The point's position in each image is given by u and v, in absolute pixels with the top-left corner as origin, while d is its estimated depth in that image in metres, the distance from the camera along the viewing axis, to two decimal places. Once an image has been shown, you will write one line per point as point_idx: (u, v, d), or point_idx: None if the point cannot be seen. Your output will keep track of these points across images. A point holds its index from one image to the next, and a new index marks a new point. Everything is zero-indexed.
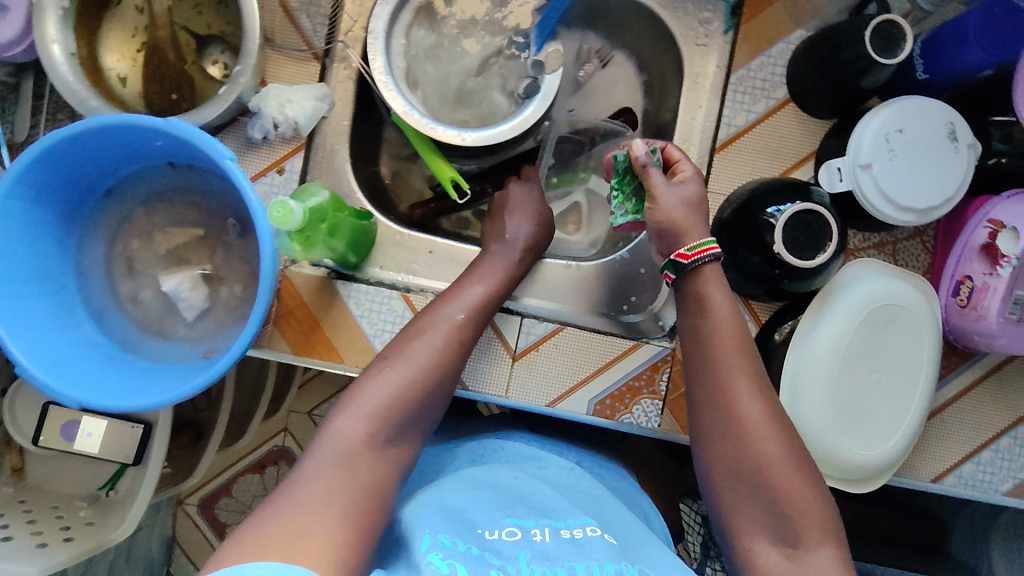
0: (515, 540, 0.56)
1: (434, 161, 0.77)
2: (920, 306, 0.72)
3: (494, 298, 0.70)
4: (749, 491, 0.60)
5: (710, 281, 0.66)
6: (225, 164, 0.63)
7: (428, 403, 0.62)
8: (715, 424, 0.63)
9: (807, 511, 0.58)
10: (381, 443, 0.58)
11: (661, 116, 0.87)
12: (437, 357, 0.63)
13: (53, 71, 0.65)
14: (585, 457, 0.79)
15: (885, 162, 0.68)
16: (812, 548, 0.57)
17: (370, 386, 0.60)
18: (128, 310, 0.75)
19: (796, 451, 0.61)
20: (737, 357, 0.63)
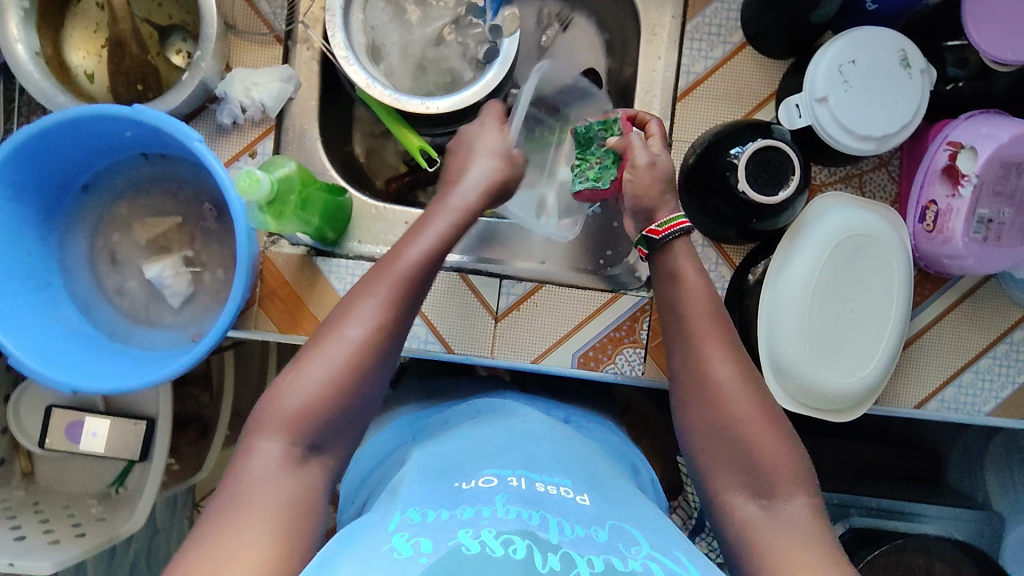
0: (491, 488, 0.51)
1: (401, 132, 0.79)
2: (885, 234, 0.73)
3: (439, 256, 0.67)
4: (721, 455, 0.61)
5: (682, 254, 0.67)
6: (194, 146, 0.65)
7: (366, 381, 0.61)
8: (693, 390, 0.63)
9: (783, 474, 0.59)
10: (309, 434, 0.58)
11: (625, 73, 0.88)
12: (367, 331, 0.61)
13: (20, 71, 0.67)
14: (573, 414, 0.78)
15: (840, 94, 0.70)
16: (786, 501, 0.58)
17: (301, 378, 0.59)
18: (114, 301, 0.77)
19: (773, 415, 0.61)
20: (710, 325, 0.64)
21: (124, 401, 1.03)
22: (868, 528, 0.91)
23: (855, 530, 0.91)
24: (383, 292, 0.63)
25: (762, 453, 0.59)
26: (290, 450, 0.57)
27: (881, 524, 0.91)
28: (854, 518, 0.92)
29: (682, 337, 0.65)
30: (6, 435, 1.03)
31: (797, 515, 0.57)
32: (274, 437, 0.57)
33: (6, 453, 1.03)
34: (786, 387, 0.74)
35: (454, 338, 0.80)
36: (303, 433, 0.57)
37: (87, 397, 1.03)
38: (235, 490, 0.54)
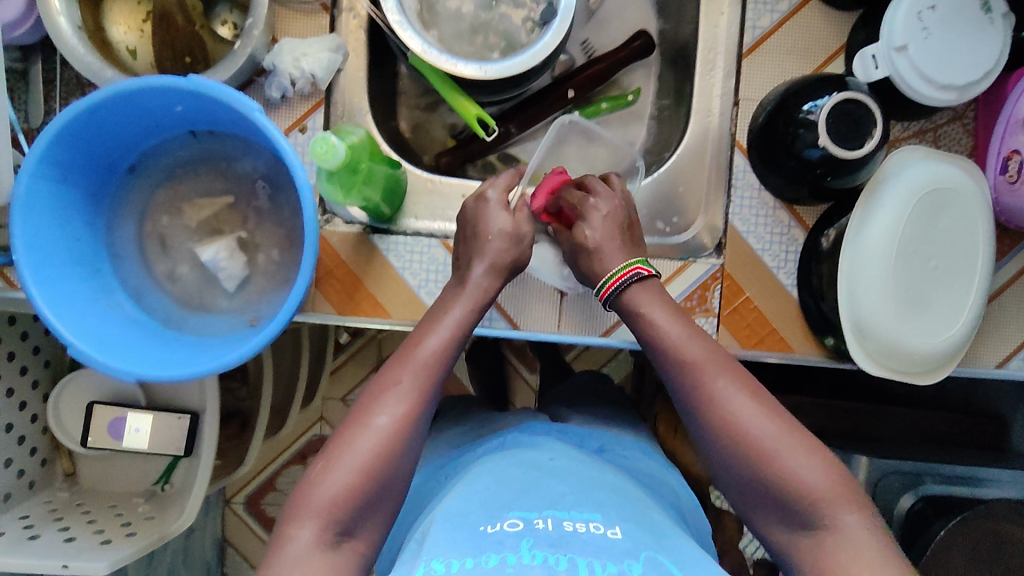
0: (516, 532, 0.52)
1: (457, 100, 0.77)
2: (966, 187, 0.71)
3: (456, 334, 0.64)
4: (754, 499, 0.58)
5: (647, 297, 0.66)
6: (253, 117, 0.62)
7: (399, 466, 0.58)
8: (711, 435, 0.59)
9: (834, 497, 0.55)
10: (344, 521, 0.55)
11: (680, 34, 0.85)
12: (396, 419, 0.58)
13: (63, 44, 0.64)
14: (608, 440, 0.77)
15: (920, 42, 0.66)
16: (840, 524, 0.54)
17: (331, 467, 0.56)
18: (166, 287, 0.74)
19: (809, 438, 0.58)
20: (717, 362, 0.61)
21: (166, 396, 1.00)
22: (942, 496, 0.88)
23: (927, 500, 0.88)
24: (406, 376, 0.60)
25: (801, 482, 0.55)
26: (323, 536, 0.54)
27: (955, 492, 0.88)
28: (928, 485, 0.89)
29: (681, 381, 0.62)
30: (47, 435, 1.00)
31: (854, 536, 0.53)
32: (308, 524, 0.54)
33: (47, 454, 1.00)
34: (867, 349, 0.72)
35: (519, 315, 0.77)
36: (338, 522, 0.54)
37: (128, 393, 1.00)
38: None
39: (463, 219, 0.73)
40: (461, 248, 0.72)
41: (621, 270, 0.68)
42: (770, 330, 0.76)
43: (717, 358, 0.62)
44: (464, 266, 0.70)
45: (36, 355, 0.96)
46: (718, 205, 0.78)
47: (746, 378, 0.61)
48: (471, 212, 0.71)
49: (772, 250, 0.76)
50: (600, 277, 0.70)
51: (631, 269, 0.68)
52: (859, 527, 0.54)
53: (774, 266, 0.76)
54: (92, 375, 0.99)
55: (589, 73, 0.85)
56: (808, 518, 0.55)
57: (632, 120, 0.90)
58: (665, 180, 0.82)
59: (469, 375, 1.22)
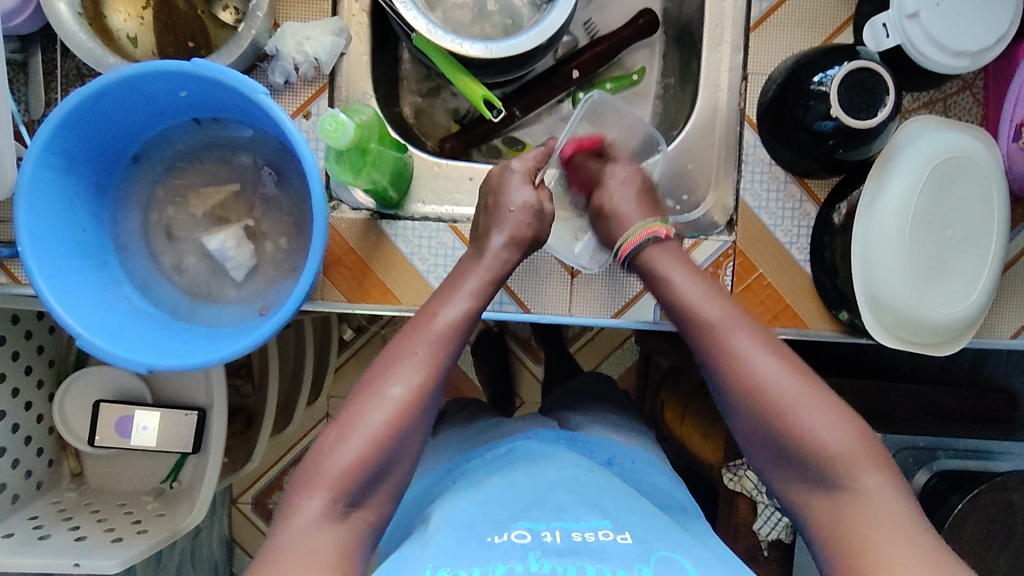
0: (524, 543, 0.53)
1: (462, 82, 0.75)
2: (981, 157, 0.70)
3: (475, 306, 0.64)
4: (771, 455, 0.59)
5: (659, 253, 0.67)
6: (260, 100, 0.61)
7: (409, 435, 0.58)
8: (726, 387, 0.60)
9: (852, 452, 0.55)
10: (352, 491, 0.55)
11: (683, 11, 0.85)
12: (410, 390, 0.58)
13: (65, 33, 0.62)
14: (617, 453, 0.75)
15: (932, 9, 0.66)
16: (862, 478, 0.55)
17: (344, 439, 0.56)
18: (173, 278, 0.73)
19: (828, 397, 0.58)
20: (736, 319, 0.62)
21: (173, 392, 0.99)
22: (955, 471, 0.89)
23: (941, 475, 0.89)
24: (421, 347, 0.60)
25: (820, 438, 0.56)
26: (332, 507, 0.54)
27: (968, 466, 0.89)
28: (940, 461, 0.90)
29: (699, 337, 0.62)
30: (54, 436, 0.99)
31: (873, 495, 0.54)
32: (318, 494, 0.54)
33: (54, 454, 0.99)
34: (882, 321, 0.71)
35: (530, 298, 0.76)
36: (348, 491, 0.55)
37: (135, 391, 0.99)
38: (273, 546, 0.52)
39: (487, 188, 0.72)
40: (473, 233, 0.71)
41: (637, 232, 0.69)
42: (783, 307, 0.76)
43: (736, 316, 0.62)
44: (475, 248, 0.69)
45: (40, 355, 0.95)
46: (729, 181, 0.78)
47: (765, 335, 0.62)
48: (495, 182, 0.70)
49: (784, 225, 0.75)
50: (618, 236, 0.70)
51: (650, 228, 0.68)
52: (881, 489, 0.54)
53: (786, 242, 0.76)
54: (97, 374, 0.98)
55: (593, 53, 0.84)
56: (827, 475, 0.55)
57: (637, 101, 0.89)
58: (674, 159, 0.81)
59: (476, 365, 1.22)
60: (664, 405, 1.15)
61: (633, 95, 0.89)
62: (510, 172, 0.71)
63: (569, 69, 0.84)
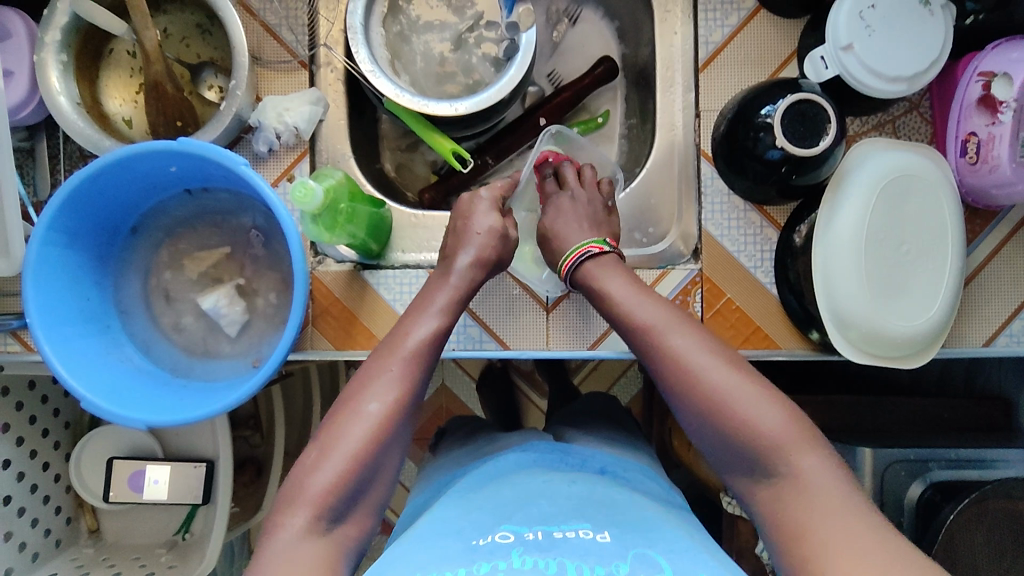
0: (507, 542, 0.56)
1: (432, 138, 0.81)
2: (929, 173, 0.73)
3: (444, 324, 0.68)
4: (720, 451, 0.61)
5: (597, 270, 0.70)
6: (240, 171, 0.66)
7: (387, 450, 0.61)
8: (671, 388, 0.63)
9: (790, 439, 0.57)
10: (335, 508, 0.58)
11: (640, 56, 0.90)
12: (386, 406, 0.61)
13: (65, 121, 0.69)
14: (609, 460, 0.76)
15: (865, 40, 0.70)
16: (797, 462, 0.57)
17: (325, 457, 0.59)
18: (173, 337, 0.78)
19: (762, 385, 0.61)
20: (671, 322, 0.64)
21: (182, 446, 1.03)
22: (950, 481, 0.85)
23: (936, 486, 0.85)
24: (396, 364, 0.64)
25: (757, 424, 0.58)
26: (316, 523, 0.57)
27: (963, 475, 0.86)
28: (934, 472, 0.87)
29: (638, 342, 0.65)
30: (71, 493, 1.03)
31: (810, 475, 0.56)
32: (300, 512, 0.57)
33: (71, 512, 1.03)
34: (850, 338, 0.73)
35: (508, 335, 0.80)
36: (330, 508, 0.57)
37: (145, 447, 1.03)
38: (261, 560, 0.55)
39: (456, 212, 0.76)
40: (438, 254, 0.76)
41: (577, 249, 0.73)
42: (754, 328, 0.78)
43: (674, 319, 0.65)
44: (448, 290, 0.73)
45: (56, 417, 1.00)
46: (691, 213, 0.82)
47: (703, 335, 0.64)
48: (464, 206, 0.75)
49: (747, 251, 0.79)
50: (562, 254, 0.74)
51: (585, 247, 0.72)
52: (818, 471, 0.56)
53: (751, 266, 0.79)
54: (109, 432, 1.02)
55: (558, 101, 0.89)
56: (769, 461, 0.57)
57: (603, 141, 0.94)
58: (638, 196, 0.85)
59: (479, 401, 1.24)
60: (669, 431, 1.15)
61: (600, 136, 0.94)
62: (478, 199, 0.75)
63: (537, 117, 0.89)
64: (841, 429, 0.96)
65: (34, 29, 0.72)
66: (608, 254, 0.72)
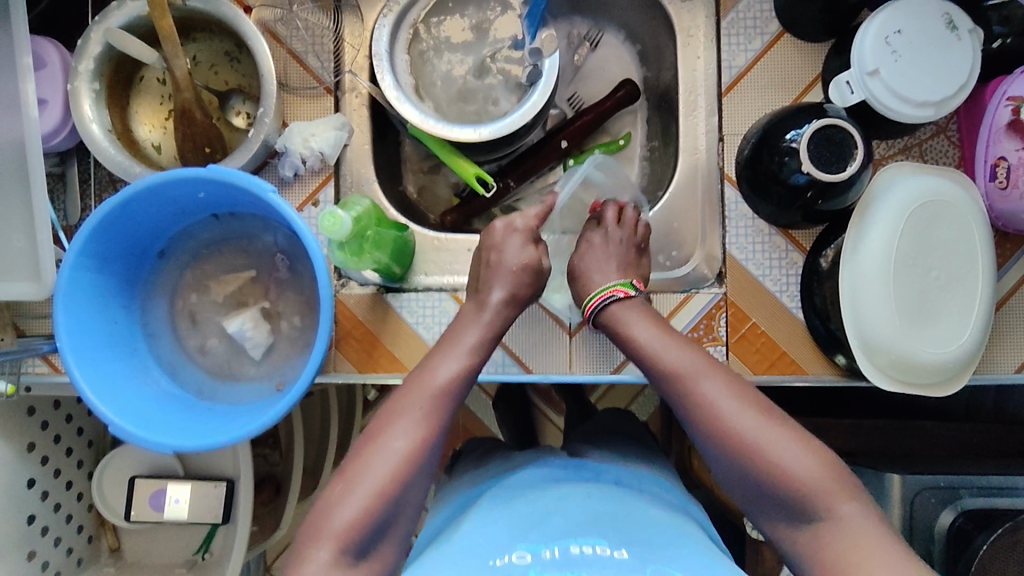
0: (524, 563, 0.56)
1: (456, 162, 0.81)
2: (960, 202, 0.72)
3: (474, 361, 0.68)
4: (756, 497, 0.62)
5: (621, 314, 0.71)
6: (268, 198, 0.67)
7: (412, 486, 0.61)
8: (702, 434, 0.64)
9: (826, 484, 0.59)
10: (359, 543, 0.57)
11: (662, 78, 0.90)
12: (411, 443, 0.61)
13: (96, 147, 0.70)
14: (623, 474, 0.75)
15: (891, 65, 0.69)
16: (838, 503, 0.58)
17: (349, 489, 0.59)
18: (198, 360, 0.79)
19: (792, 428, 0.62)
20: (701, 368, 0.65)
21: (203, 465, 1.03)
22: (981, 509, 0.83)
23: (968, 514, 0.83)
24: (424, 403, 0.64)
25: (793, 472, 0.59)
26: (340, 558, 0.57)
27: (997, 504, 0.83)
28: (965, 500, 0.84)
29: (666, 385, 0.66)
30: (93, 512, 1.04)
31: (849, 521, 0.57)
32: (324, 544, 0.57)
33: (92, 531, 1.03)
34: (879, 365, 0.72)
35: (530, 358, 0.79)
36: (354, 543, 0.57)
37: (166, 466, 1.04)
38: None
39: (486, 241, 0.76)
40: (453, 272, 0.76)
41: (602, 291, 0.73)
42: (780, 353, 0.77)
43: (700, 363, 0.66)
44: (471, 300, 0.73)
45: (80, 436, 1.01)
46: (715, 236, 0.81)
47: (731, 378, 0.65)
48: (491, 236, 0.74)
49: (773, 275, 0.78)
50: (586, 295, 0.75)
51: (611, 290, 0.73)
52: (855, 515, 0.57)
53: (776, 291, 0.78)
54: (131, 450, 1.03)
55: (579, 124, 0.90)
56: (808, 508, 0.59)
57: (624, 163, 0.94)
58: (661, 219, 0.85)
59: (497, 420, 1.24)
60: (690, 453, 1.13)
61: (621, 157, 0.94)
62: (511, 233, 0.74)
63: (558, 140, 0.90)
64: (867, 454, 0.95)
65: (68, 57, 0.74)
66: (626, 300, 0.72)
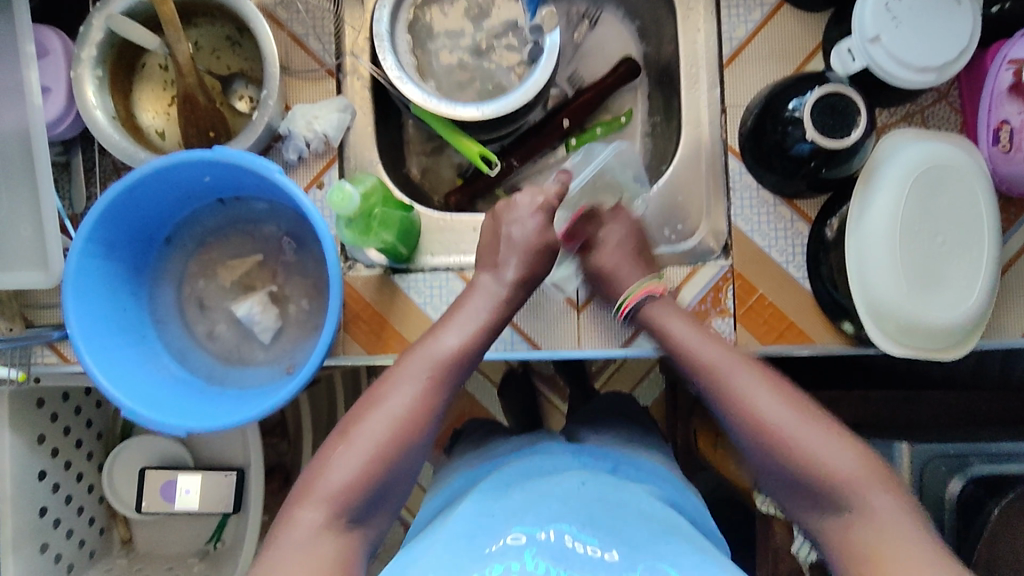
0: (519, 545, 0.55)
1: (459, 141, 0.81)
2: (965, 167, 0.72)
3: (480, 334, 0.67)
4: (791, 490, 0.63)
5: (657, 313, 0.73)
6: (275, 178, 0.67)
7: (409, 448, 0.61)
8: (738, 427, 0.65)
9: (862, 477, 0.59)
10: (352, 504, 0.57)
11: (663, 53, 0.90)
12: (411, 406, 0.61)
13: (99, 132, 0.70)
14: (621, 459, 0.76)
15: (892, 31, 0.69)
16: (873, 495, 0.59)
17: (346, 450, 0.59)
18: (207, 346, 0.79)
19: (829, 425, 0.63)
20: (734, 362, 0.67)
21: (213, 454, 1.04)
22: (989, 476, 0.83)
23: (976, 480, 0.83)
24: (426, 370, 0.63)
25: (827, 464, 0.60)
26: (332, 519, 0.56)
27: (1005, 470, 0.83)
28: (974, 466, 0.84)
29: (702, 380, 0.68)
30: (104, 503, 1.04)
31: (882, 514, 0.58)
32: (316, 506, 0.56)
33: (105, 523, 1.04)
34: (887, 330, 0.72)
35: (539, 335, 0.80)
36: (348, 504, 0.57)
37: (176, 456, 1.04)
38: (276, 545, 0.56)
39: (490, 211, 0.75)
40: (479, 250, 0.74)
41: (635, 290, 0.74)
42: (788, 323, 0.78)
43: (736, 359, 0.67)
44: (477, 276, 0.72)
45: (89, 428, 1.01)
46: (720, 207, 0.81)
47: (767, 373, 0.66)
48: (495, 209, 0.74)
49: (779, 246, 0.78)
50: (619, 295, 0.76)
51: (644, 288, 0.74)
52: (890, 508, 0.58)
53: (783, 261, 0.78)
54: (141, 442, 1.03)
55: (580, 102, 0.90)
56: (842, 501, 0.59)
57: (626, 140, 0.94)
58: (665, 195, 0.84)
59: (502, 406, 1.25)
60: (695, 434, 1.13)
61: (623, 135, 0.94)
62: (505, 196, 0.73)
63: (560, 119, 0.90)
64: (873, 423, 0.95)
65: (69, 44, 0.73)
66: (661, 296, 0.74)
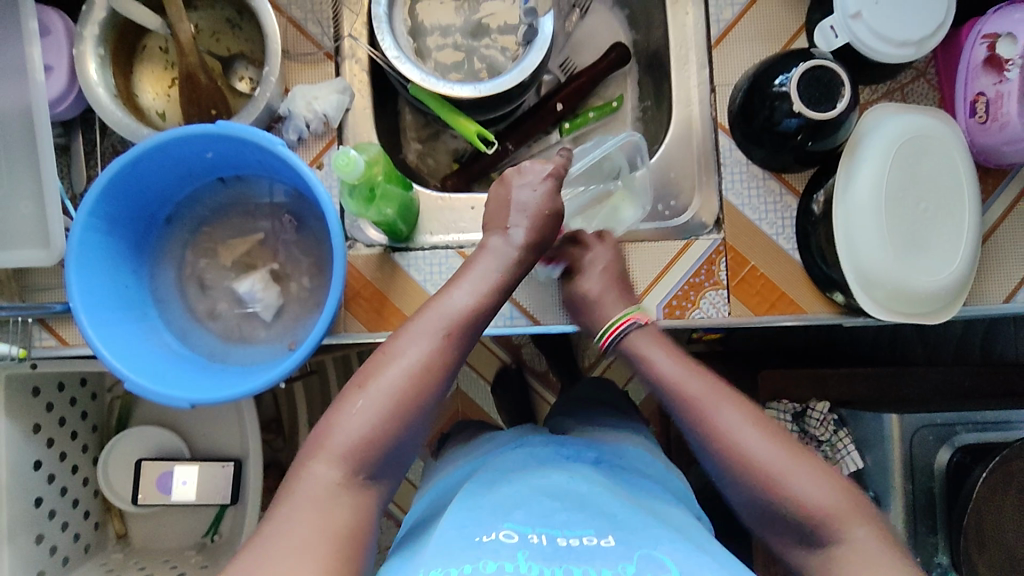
0: (512, 542, 0.55)
1: (456, 120, 0.83)
2: (949, 136, 0.75)
3: (488, 293, 0.68)
4: (772, 523, 0.62)
5: (641, 344, 0.74)
6: (279, 150, 0.68)
7: (421, 403, 0.62)
8: (719, 464, 0.65)
9: (843, 513, 0.59)
10: (366, 456, 0.58)
11: (652, 40, 0.93)
12: (423, 361, 0.62)
13: (102, 109, 0.71)
14: (605, 450, 0.74)
15: (872, 7, 0.72)
16: (855, 530, 0.59)
17: (361, 402, 0.60)
18: (208, 325, 0.79)
19: (814, 463, 0.62)
20: (718, 397, 0.67)
21: (209, 445, 1.03)
22: (977, 444, 0.83)
23: (964, 449, 0.83)
24: (438, 327, 0.64)
25: (808, 502, 0.60)
26: (345, 471, 0.57)
27: (989, 437, 0.83)
28: (960, 436, 0.84)
29: (685, 412, 0.68)
30: (99, 498, 1.03)
31: (863, 548, 0.58)
32: (330, 458, 0.57)
33: (99, 517, 1.03)
34: (877, 298, 0.75)
35: (538, 311, 0.81)
36: (362, 456, 0.58)
37: (171, 447, 1.03)
38: (283, 504, 0.56)
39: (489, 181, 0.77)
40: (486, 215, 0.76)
41: (619, 319, 0.75)
42: (780, 294, 0.80)
43: (718, 393, 0.67)
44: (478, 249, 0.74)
45: (84, 420, 1.00)
46: (711, 184, 0.84)
47: (751, 410, 0.66)
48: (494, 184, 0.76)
49: (769, 219, 0.81)
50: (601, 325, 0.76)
51: (625, 320, 0.74)
52: (871, 542, 0.58)
53: (773, 234, 0.80)
54: (137, 433, 1.02)
55: (573, 87, 0.93)
56: (825, 536, 0.59)
57: (617, 125, 0.97)
58: (657, 170, 0.87)
59: (496, 404, 1.25)
60: None
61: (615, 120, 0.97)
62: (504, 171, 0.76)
63: (554, 103, 0.92)
64: (862, 399, 0.98)
65: (71, 26, 0.74)
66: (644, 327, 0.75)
